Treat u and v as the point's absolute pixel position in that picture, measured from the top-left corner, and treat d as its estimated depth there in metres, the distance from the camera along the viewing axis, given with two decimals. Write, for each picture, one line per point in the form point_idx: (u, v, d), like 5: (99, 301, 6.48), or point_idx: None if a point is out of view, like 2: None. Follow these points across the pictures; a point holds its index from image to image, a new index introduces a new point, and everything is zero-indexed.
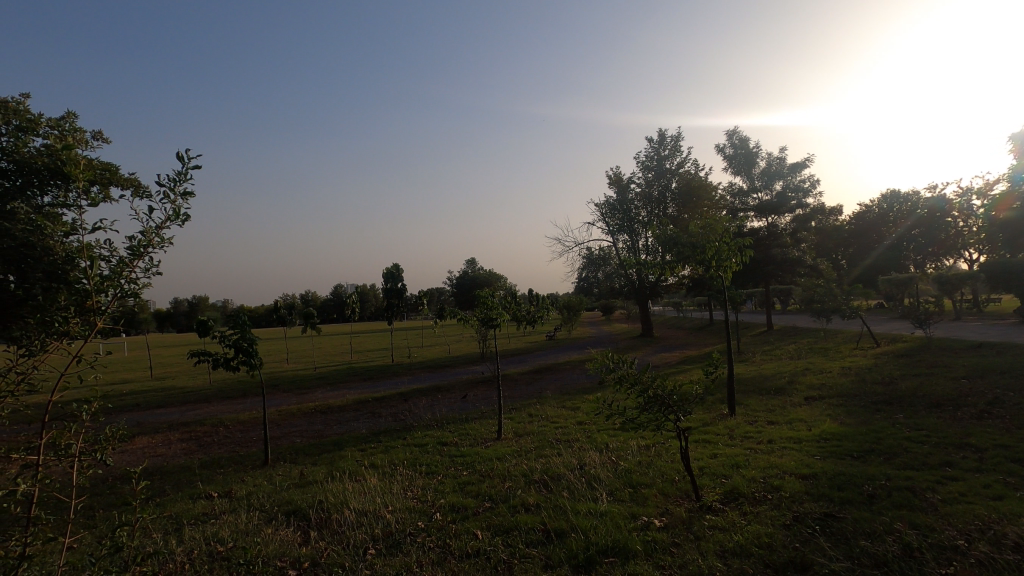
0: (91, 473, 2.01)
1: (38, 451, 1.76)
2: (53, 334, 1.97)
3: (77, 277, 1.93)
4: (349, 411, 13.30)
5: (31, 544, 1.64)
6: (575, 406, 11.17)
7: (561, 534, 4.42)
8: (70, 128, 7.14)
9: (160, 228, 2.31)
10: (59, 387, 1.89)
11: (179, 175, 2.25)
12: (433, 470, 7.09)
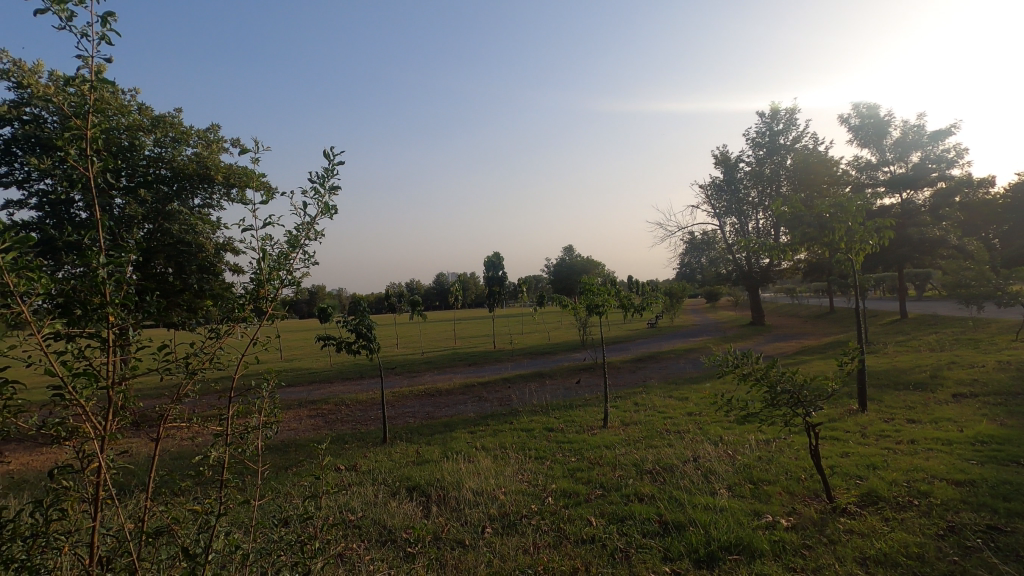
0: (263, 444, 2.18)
1: (229, 422, 1.94)
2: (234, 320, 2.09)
3: (252, 268, 2.03)
4: (456, 394, 13.86)
5: (224, 503, 1.82)
6: (684, 396, 10.80)
7: (679, 527, 4.30)
8: (214, 137, 8.03)
9: (313, 222, 2.39)
10: (242, 366, 2.03)
11: (330, 170, 2.32)
12: (541, 455, 7.18)
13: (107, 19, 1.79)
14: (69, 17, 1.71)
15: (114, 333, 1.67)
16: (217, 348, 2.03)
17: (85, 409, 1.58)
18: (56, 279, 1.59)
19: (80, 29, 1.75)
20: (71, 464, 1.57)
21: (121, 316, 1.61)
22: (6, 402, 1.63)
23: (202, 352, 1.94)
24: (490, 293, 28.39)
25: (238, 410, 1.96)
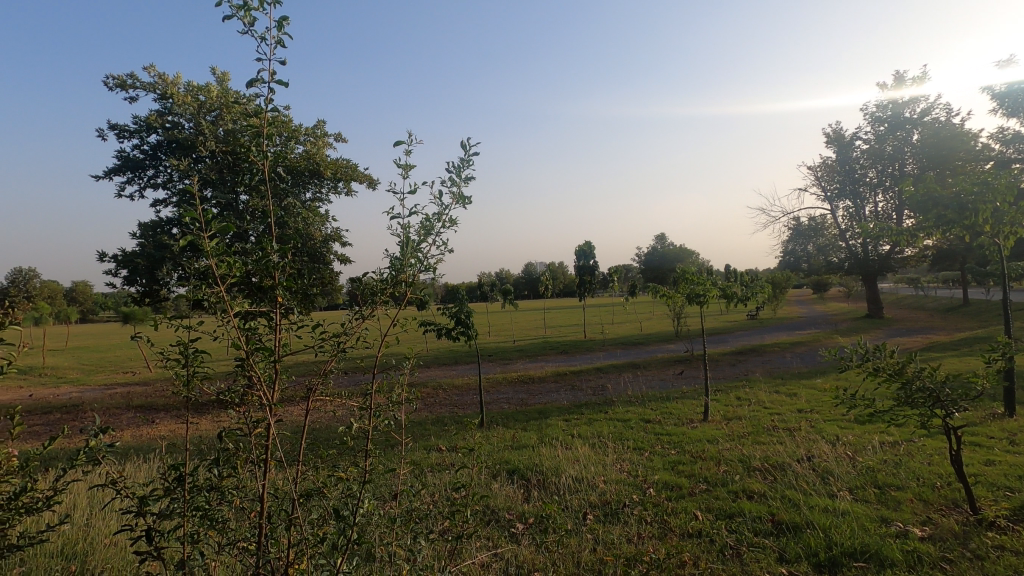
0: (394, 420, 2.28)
1: (372, 397, 2.07)
2: (375, 302, 2.13)
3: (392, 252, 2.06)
4: (549, 382, 13.98)
5: (368, 469, 1.97)
6: (792, 392, 10.14)
7: (795, 529, 4.07)
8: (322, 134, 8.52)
9: (446, 212, 2.38)
10: (381, 346, 2.11)
11: (464, 161, 2.32)
12: (639, 446, 7.07)
13: (282, 23, 1.94)
14: (251, 23, 1.89)
15: (278, 312, 1.88)
16: (360, 329, 2.16)
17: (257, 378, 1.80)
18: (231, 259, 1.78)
19: (259, 34, 1.92)
20: (246, 428, 1.78)
21: (284, 299, 1.80)
22: (190, 368, 1.88)
23: (349, 333, 2.09)
24: (581, 283, 28.19)
25: (380, 387, 2.08)
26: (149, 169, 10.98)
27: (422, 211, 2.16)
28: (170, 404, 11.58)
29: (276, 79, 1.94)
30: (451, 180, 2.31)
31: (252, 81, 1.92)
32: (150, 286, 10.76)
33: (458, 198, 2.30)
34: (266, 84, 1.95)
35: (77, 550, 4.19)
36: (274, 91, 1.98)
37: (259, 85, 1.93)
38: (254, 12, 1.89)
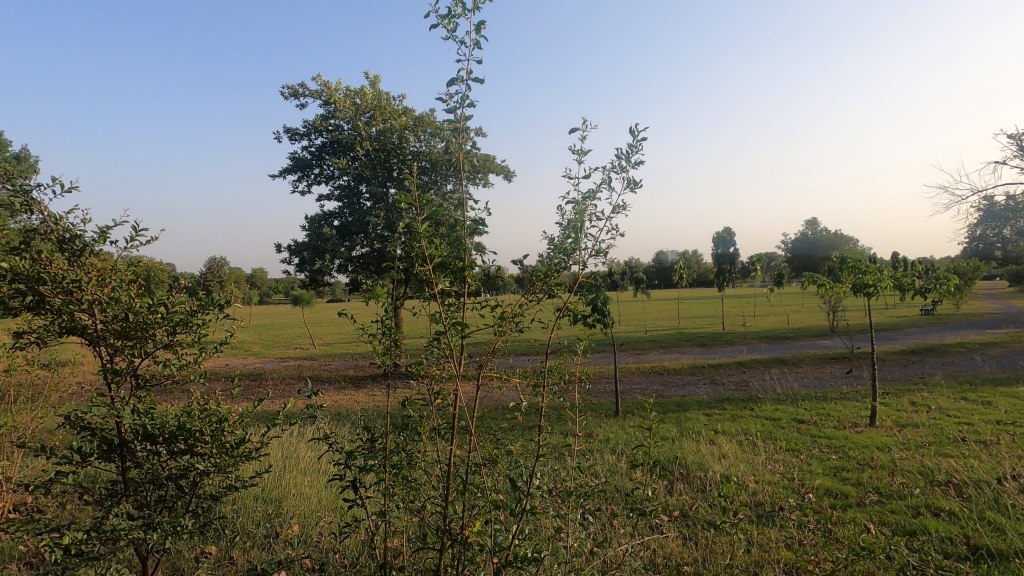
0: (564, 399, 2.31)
1: (546, 377, 2.13)
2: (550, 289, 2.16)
3: (564, 237, 2.10)
4: (685, 375, 13.44)
5: (542, 445, 2.01)
6: (985, 400, 8.70)
7: (998, 556, 3.52)
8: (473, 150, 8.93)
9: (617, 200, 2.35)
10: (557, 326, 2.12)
11: (634, 147, 2.31)
12: (793, 447, 6.54)
13: (480, 27, 2.12)
14: (454, 28, 2.10)
15: (466, 290, 2.06)
16: (535, 310, 2.21)
17: (445, 350, 1.97)
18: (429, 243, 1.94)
19: (460, 37, 2.10)
20: (438, 394, 1.94)
21: (474, 280, 1.95)
22: None
23: (525, 314, 2.16)
24: (719, 272, 26.50)
25: (554, 367, 2.13)
26: (316, 168, 12.33)
27: (594, 196, 2.18)
28: (333, 377, 13.03)
29: (472, 76, 2.09)
30: (621, 168, 2.30)
31: (452, 80, 2.08)
32: (316, 271, 12.12)
33: (629, 186, 2.27)
34: (464, 83, 2.10)
35: (274, 495, 4.93)
36: (471, 88, 2.11)
37: (458, 83, 2.08)
38: (456, 19, 2.11)
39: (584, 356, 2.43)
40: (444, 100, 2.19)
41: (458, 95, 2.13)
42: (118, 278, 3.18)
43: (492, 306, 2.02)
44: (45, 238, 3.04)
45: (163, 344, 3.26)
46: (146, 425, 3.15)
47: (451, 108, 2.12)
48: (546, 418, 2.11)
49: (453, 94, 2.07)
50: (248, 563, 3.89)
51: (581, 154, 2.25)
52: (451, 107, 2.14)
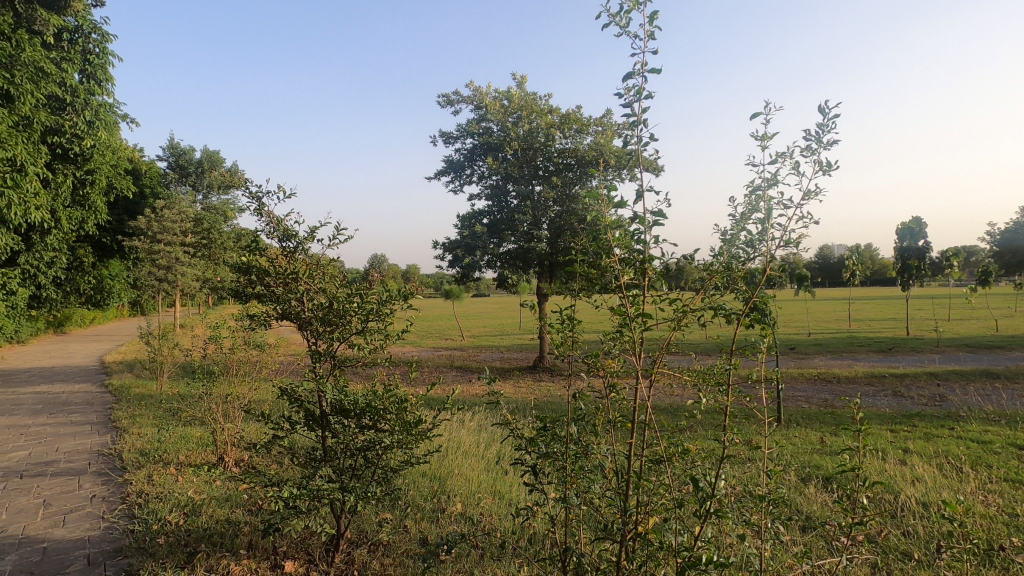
0: (748, 400, 2.16)
1: (730, 376, 2.01)
2: (734, 286, 2.04)
3: (748, 230, 1.99)
4: (861, 384, 11.91)
5: (727, 447, 1.90)
6: None
7: None
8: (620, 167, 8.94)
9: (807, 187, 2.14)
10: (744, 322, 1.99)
11: (825, 126, 2.09)
12: (1013, 477, 5.46)
13: (654, 17, 2.07)
14: (627, 23, 2.09)
15: (644, 284, 1.94)
16: (718, 307, 2.10)
17: (625, 342, 1.95)
18: (612, 241, 1.94)
19: (634, 31, 2.08)
20: (621, 387, 1.93)
21: (656, 276, 1.87)
22: None
23: (707, 311, 2.06)
24: (903, 268, 23.08)
25: (739, 367, 2.01)
26: (468, 169, 12.99)
27: (781, 187, 2.02)
28: (481, 369, 13.73)
29: (650, 67, 2.05)
30: (812, 151, 2.09)
31: (628, 74, 2.06)
32: (468, 267, 12.78)
33: (820, 170, 2.07)
34: (640, 74, 2.06)
35: (439, 474, 5.35)
36: (647, 80, 2.08)
37: (635, 77, 2.05)
38: (629, 13, 2.09)
39: (769, 355, 2.26)
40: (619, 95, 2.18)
41: (635, 88, 2.10)
42: (322, 272, 3.70)
43: (671, 300, 1.94)
44: (267, 236, 3.63)
45: (357, 330, 3.70)
46: (343, 401, 3.60)
47: (627, 103, 2.11)
48: (728, 418, 2.01)
49: (629, 89, 2.05)
50: (420, 533, 4.28)
51: (765, 141, 2.11)
52: (629, 100, 2.10)
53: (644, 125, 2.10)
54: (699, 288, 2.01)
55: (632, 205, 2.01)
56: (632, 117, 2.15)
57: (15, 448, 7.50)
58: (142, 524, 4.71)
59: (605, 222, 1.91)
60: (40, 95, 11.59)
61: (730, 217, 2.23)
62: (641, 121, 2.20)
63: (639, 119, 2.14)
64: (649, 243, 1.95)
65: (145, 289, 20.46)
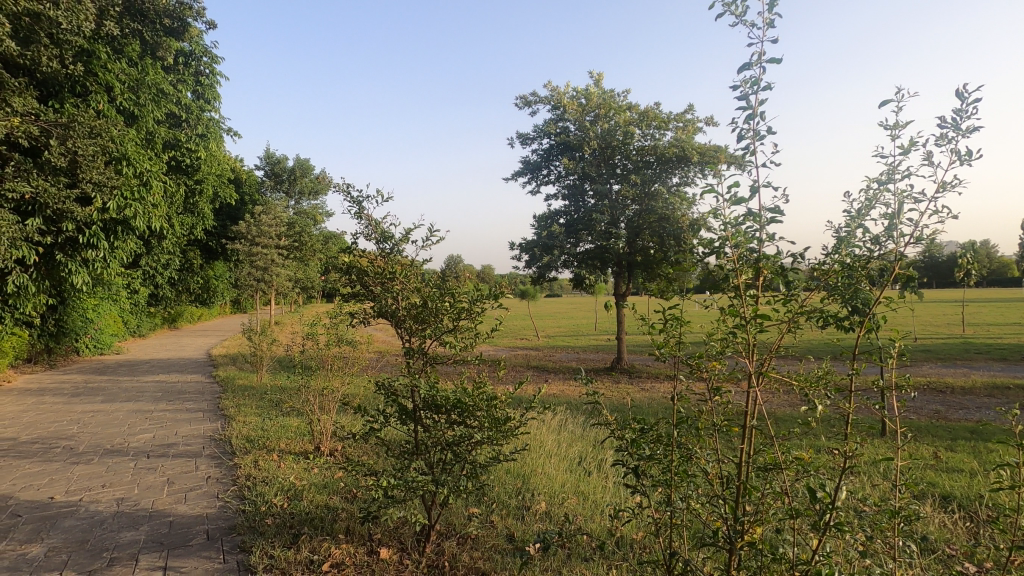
0: (870, 408, 2.02)
1: (850, 381, 1.89)
2: (855, 287, 1.92)
3: (873, 226, 1.87)
4: (981, 396, 10.73)
5: (848, 458, 1.79)
6: None
7: None
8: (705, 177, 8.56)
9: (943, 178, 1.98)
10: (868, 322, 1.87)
11: (964, 113, 1.93)
12: None
13: (773, 3, 1.99)
14: (743, 13, 2.02)
15: (757, 283, 1.85)
16: (837, 308, 1.97)
17: (737, 344, 1.88)
18: (727, 241, 1.87)
19: (750, 20, 2.01)
20: (731, 389, 1.86)
21: (775, 275, 1.78)
22: (671, 330, 2.04)
23: (825, 312, 1.94)
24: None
25: (860, 372, 1.89)
26: (544, 169, 13.00)
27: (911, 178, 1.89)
28: (559, 369, 13.73)
29: (768, 58, 1.97)
30: (948, 139, 1.94)
31: (744, 66, 1.99)
32: (545, 267, 12.79)
33: (959, 159, 1.91)
34: (758, 65, 1.98)
35: (523, 472, 5.41)
36: (765, 70, 1.99)
37: (751, 68, 1.98)
38: (745, 3, 2.02)
39: (892, 359, 2.10)
40: (733, 89, 2.11)
41: (751, 79, 2.02)
42: (415, 271, 3.87)
43: (789, 300, 1.84)
44: (366, 238, 3.83)
45: (448, 328, 3.82)
46: (435, 397, 3.73)
47: (742, 95, 2.04)
48: (849, 428, 1.88)
49: (745, 81, 1.98)
50: (506, 529, 4.35)
51: (893, 129, 1.97)
52: (745, 92, 2.02)
53: (760, 118, 2.02)
54: (818, 287, 1.90)
55: (747, 201, 1.93)
56: (747, 111, 2.07)
57: (142, 431, 8.36)
58: (251, 505, 5.11)
59: (719, 219, 1.85)
60: (160, 114, 12.82)
61: (848, 214, 2.11)
62: (756, 114, 2.12)
63: (756, 111, 2.06)
64: (764, 241, 1.87)
65: (246, 288, 22.14)
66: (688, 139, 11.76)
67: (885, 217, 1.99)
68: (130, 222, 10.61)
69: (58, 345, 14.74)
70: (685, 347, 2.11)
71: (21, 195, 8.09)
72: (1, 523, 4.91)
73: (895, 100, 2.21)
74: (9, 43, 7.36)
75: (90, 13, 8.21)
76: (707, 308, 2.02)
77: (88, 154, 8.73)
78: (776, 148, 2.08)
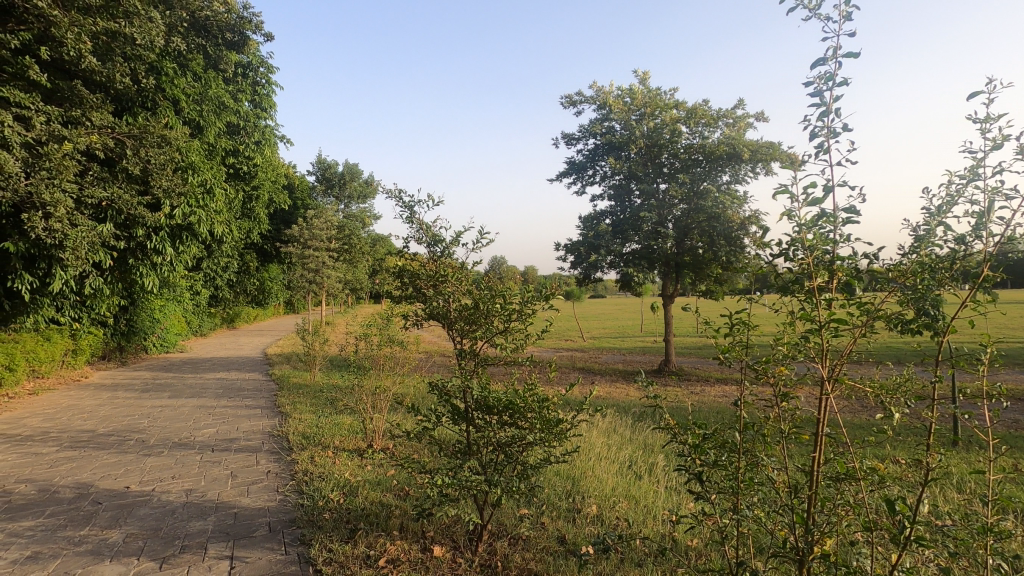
0: (953, 417, 1.91)
1: (932, 389, 1.80)
2: (939, 291, 1.83)
3: (960, 225, 1.78)
4: None
5: (930, 470, 1.70)
6: None
7: None
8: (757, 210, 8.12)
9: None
10: (952, 326, 1.77)
11: None
12: None
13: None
14: (817, 6, 1.98)
15: (831, 286, 1.79)
16: (918, 311, 1.88)
17: (809, 350, 1.83)
18: (799, 243, 1.82)
19: (826, 14, 1.96)
20: (803, 395, 1.80)
21: (851, 279, 1.71)
22: (737, 334, 2.00)
23: (905, 317, 1.85)
24: None
25: (944, 380, 1.79)
26: (589, 170, 12.89)
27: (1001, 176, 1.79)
28: (605, 371, 13.59)
29: (846, 51, 1.91)
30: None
31: (819, 60, 1.95)
32: (591, 268, 12.68)
33: None
34: (834, 59, 1.93)
35: (573, 474, 5.39)
36: (842, 65, 1.94)
37: (827, 63, 1.93)
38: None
39: (977, 366, 1.98)
40: (807, 85, 2.06)
41: (827, 75, 1.97)
42: (464, 274, 3.89)
43: (865, 305, 1.75)
44: (417, 241, 3.90)
45: (500, 330, 3.85)
46: (487, 398, 3.76)
47: (816, 91, 2.00)
48: (931, 438, 1.79)
49: (821, 76, 1.94)
50: (557, 531, 4.34)
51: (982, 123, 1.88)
52: (819, 87, 1.97)
53: (836, 114, 1.96)
54: (898, 290, 1.81)
55: (821, 201, 1.88)
56: (821, 107, 2.02)
57: (206, 426, 8.79)
58: (310, 500, 5.30)
59: (793, 220, 1.80)
60: (220, 123, 13.45)
61: (929, 213, 2.01)
62: (830, 110, 2.06)
63: (830, 107, 2.00)
64: (840, 243, 1.81)
65: (299, 289, 22.94)
66: (739, 135, 11.43)
67: (971, 216, 1.90)
68: (194, 228, 11.18)
69: (129, 344, 15.66)
70: (751, 352, 2.06)
71: (99, 202, 8.65)
72: (84, 509, 5.26)
73: (986, 89, 2.09)
74: (90, 60, 7.89)
75: (161, 30, 8.71)
76: (777, 311, 1.97)
77: (159, 162, 9.27)
78: (852, 145, 2.01)
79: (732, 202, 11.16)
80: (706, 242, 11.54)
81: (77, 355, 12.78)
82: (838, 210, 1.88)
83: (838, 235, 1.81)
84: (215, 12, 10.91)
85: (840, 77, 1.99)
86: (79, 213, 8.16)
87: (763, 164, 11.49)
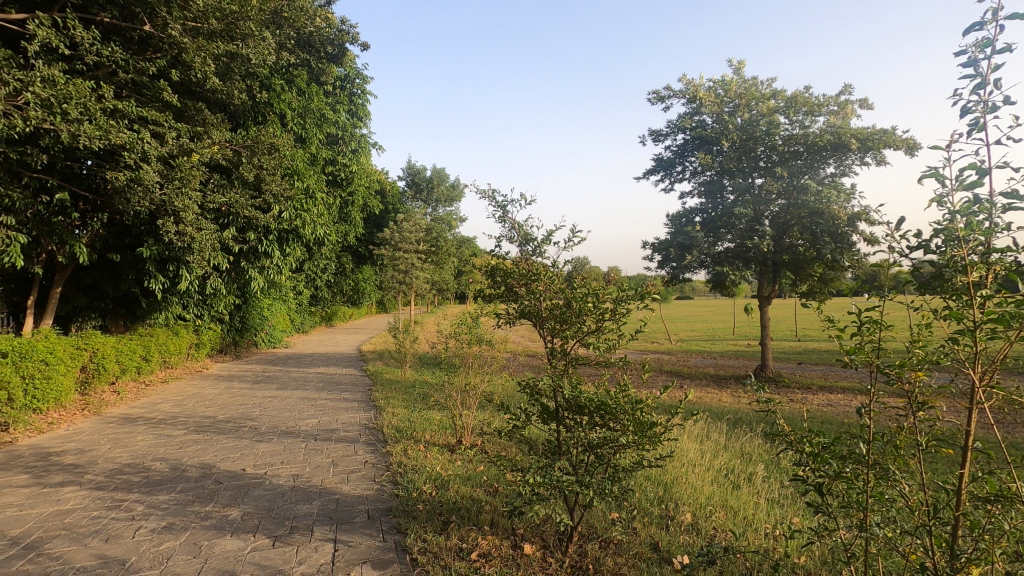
0: None
1: None
2: None
3: None
4: None
5: None
6: None
7: None
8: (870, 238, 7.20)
9: None
10: None
11: None
12: None
13: None
14: None
15: (987, 282, 1.61)
16: None
17: (958, 352, 1.67)
18: (950, 235, 1.66)
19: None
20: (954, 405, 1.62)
21: (1012, 272, 1.54)
22: (868, 335, 1.85)
23: None
24: None
25: None
26: (678, 166, 12.45)
27: None
28: (695, 374, 13.05)
29: (1012, 15, 1.76)
30: None
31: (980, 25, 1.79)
32: (680, 268, 12.21)
33: None
34: (996, 24, 1.78)
35: (665, 480, 5.21)
36: (1006, 30, 1.78)
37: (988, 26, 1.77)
38: None
39: None
40: (960, 58, 1.90)
41: (986, 42, 1.81)
42: (556, 274, 3.88)
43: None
44: (510, 241, 3.94)
45: (594, 329, 3.79)
46: (578, 398, 3.73)
47: (973, 60, 1.84)
48: None
49: (981, 43, 1.79)
50: (650, 538, 4.20)
51: None
52: (974, 57, 1.82)
53: (995, 85, 1.76)
54: None
55: (976, 186, 1.70)
56: (977, 80, 1.84)
57: (309, 417, 9.41)
58: (404, 491, 5.51)
59: (942, 205, 1.65)
60: (321, 133, 14.37)
61: None
62: (987, 84, 1.88)
63: (987, 80, 1.81)
64: (999, 233, 1.63)
65: (391, 290, 24.00)
66: (846, 123, 10.57)
67: None
68: (299, 231, 12.03)
69: (242, 339, 17.11)
70: (884, 356, 1.89)
71: (220, 207, 9.54)
72: (208, 487, 5.81)
73: None
74: (214, 80, 8.72)
75: (272, 48, 9.43)
76: (917, 309, 1.81)
77: (271, 168, 10.06)
78: (1015, 120, 1.81)
79: (838, 196, 10.33)
80: (808, 239, 10.76)
81: (199, 348, 14.13)
82: (996, 197, 1.70)
83: (996, 224, 1.64)
84: (319, 29, 11.68)
85: (1003, 44, 1.81)
86: (204, 218, 9.04)
87: (874, 153, 10.56)
